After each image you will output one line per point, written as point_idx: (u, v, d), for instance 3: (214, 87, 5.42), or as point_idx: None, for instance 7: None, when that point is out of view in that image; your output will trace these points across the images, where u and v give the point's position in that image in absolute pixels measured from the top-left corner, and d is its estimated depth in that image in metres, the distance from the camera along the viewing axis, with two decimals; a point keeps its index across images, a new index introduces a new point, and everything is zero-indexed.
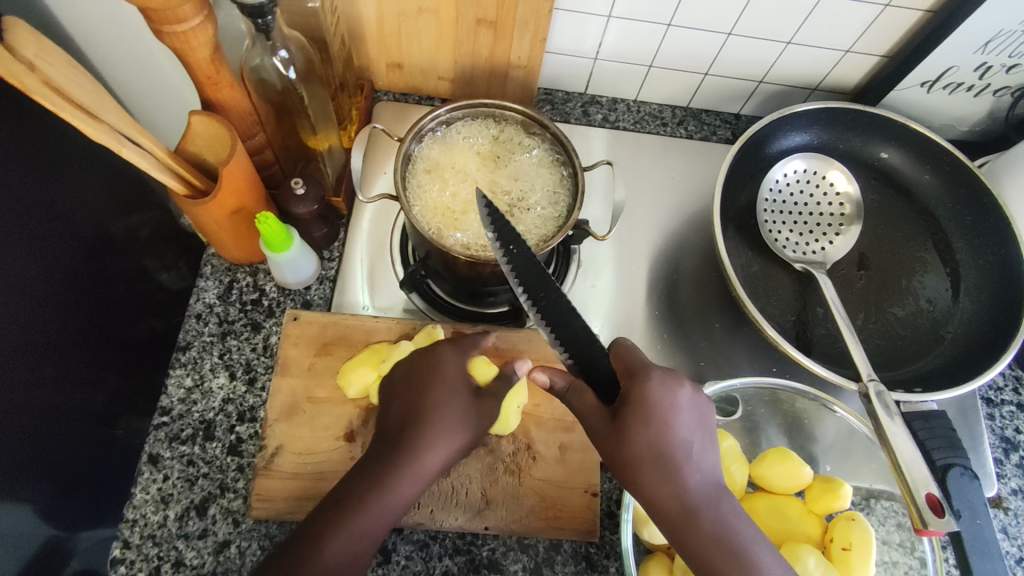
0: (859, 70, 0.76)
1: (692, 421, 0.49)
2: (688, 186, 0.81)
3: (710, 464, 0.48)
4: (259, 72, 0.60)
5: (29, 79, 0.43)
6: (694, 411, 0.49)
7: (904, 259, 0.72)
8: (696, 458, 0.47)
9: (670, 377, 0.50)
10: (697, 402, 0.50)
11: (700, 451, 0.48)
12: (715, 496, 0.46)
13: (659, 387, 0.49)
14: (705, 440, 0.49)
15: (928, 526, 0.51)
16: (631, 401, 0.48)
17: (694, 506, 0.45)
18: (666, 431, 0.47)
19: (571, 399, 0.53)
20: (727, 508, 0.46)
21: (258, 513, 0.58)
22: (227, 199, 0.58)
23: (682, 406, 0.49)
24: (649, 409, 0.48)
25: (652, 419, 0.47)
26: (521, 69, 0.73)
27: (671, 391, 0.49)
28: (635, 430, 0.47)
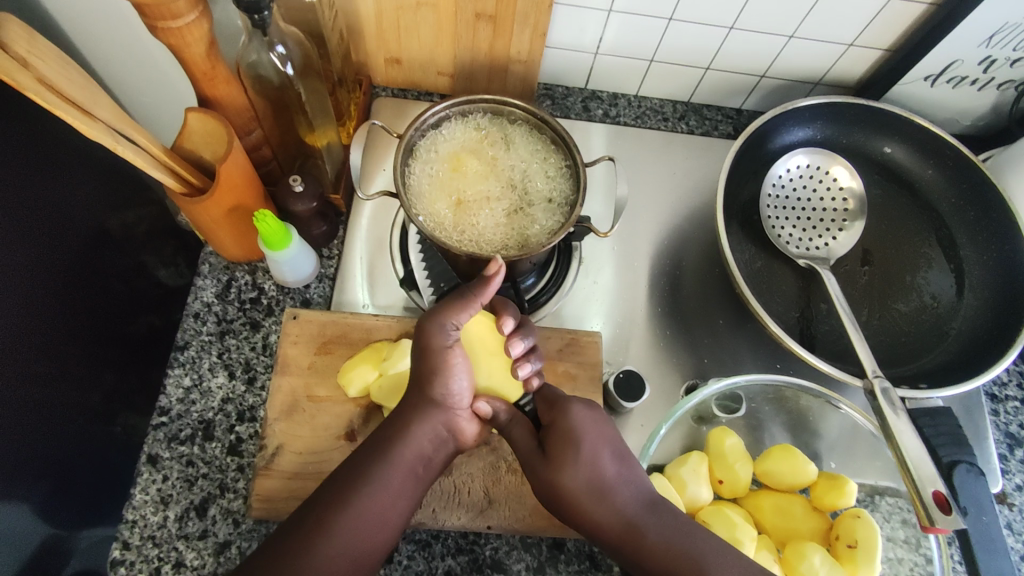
0: (862, 63, 0.76)
1: (612, 444, 0.54)
2: (690, 181, 0.80)
3: (637, 479, 0.53)
4: (256, 68, 0.59)
5: (21, 77, 0.42)
6: (612, 432, 0.55)
7: (907, 255, 0.71)
8: (625, 477, 0.52)
9: (587, 405, 0.56)
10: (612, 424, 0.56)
11: (626, 470, 0.53)
12: (648, 507, 0.51)
13: (580, 413, 0.54)
14: (628, 459, 0.54)
15: (936, 524, 0.50)
16: (558, 430, 0.54)
17: (631, 522, 0.50)
18: (593, 456, 0.52)
19: (513, 430, 0.56)
20: (665, 513, 0.51)
21: (259, 514, 0.57)
22: (225, 197, 0.57)
23: (601, 429, 0.54)
24: (574, 437, 0.53)
25: (577, 447, 0.53)
26: (521, 64, 0.72)
27: (592, 418, 0.55)
28: (563, 459, 0.52)
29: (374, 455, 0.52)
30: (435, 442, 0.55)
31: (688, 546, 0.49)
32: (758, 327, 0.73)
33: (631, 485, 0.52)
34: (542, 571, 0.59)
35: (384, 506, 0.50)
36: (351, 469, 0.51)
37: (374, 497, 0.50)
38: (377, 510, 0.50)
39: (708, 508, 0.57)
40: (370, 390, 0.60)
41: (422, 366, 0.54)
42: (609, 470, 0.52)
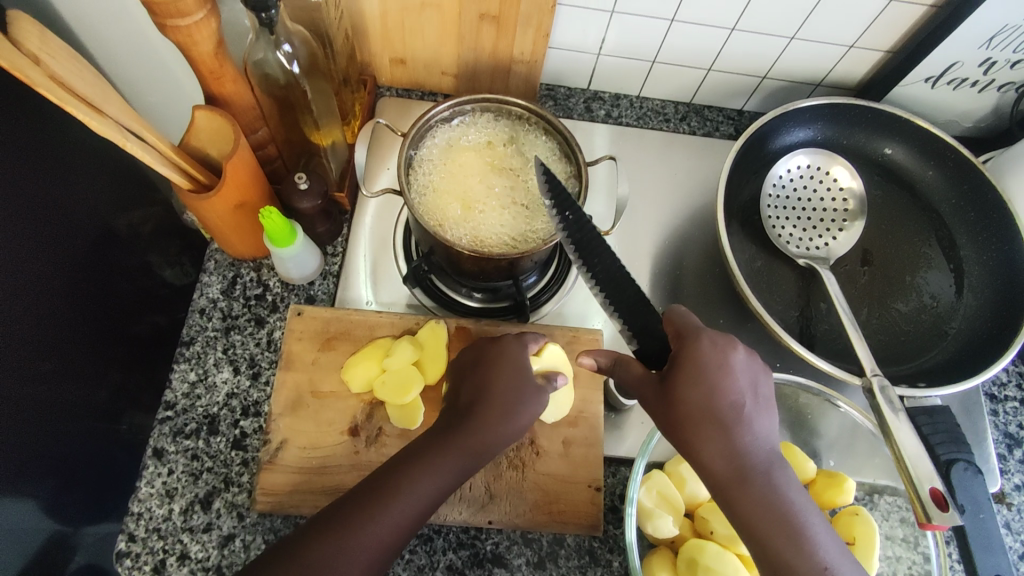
0: (863, 65, 0.76)
1: (745, 383, 0.48)
2: (692, 181, 0.81)
3: (764, 426, 0.47)
4: (263, 67, 0.60)
5: (34, 74, 0.43)
6: (747, 373, 0.49)
7: (907, 255, 0.72)
8: (752, 420, 0.47)
9: (722, 339, 0.49)
10: (751, 365, 0.49)
11: (754, 413, 0.47)
12: (771, 459, 0.46)
13: (715, 347, 0.48)
14: (761, 403, 0.48)
15: (932, 521, 0.50)
16: (683, 360, 0.48)
17: (747, 468, 0.45)
18: (719, 392, 0.47)
19: (619, 371, 0.53)
20: (780, 472, 0.45)
21: (263, 507, 0.58)
22: (231, 193, 0.58)
23: (735, 368, 0.48)
24: (704, 371, 0.48)
25: (702, 380, 0.47)
26: (524, 64, 0.73)
27: (722, 353, 0.48)
28: (684, 391, 0.47)
29: (397, 479, 0.49)
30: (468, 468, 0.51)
31: (798, 509, 0.44)
32: (758, 326, 0.73)
33: (760, 429, 0.47)
34: (543, 566, 0.60)
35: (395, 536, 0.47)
36: (369, 491, 0.48)
37: (384, 530, 0.46)
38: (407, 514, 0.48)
39: (708, 504, 0.57)
40: (373, 385, 0.61)
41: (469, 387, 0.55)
42: (733, 408, 0.47)
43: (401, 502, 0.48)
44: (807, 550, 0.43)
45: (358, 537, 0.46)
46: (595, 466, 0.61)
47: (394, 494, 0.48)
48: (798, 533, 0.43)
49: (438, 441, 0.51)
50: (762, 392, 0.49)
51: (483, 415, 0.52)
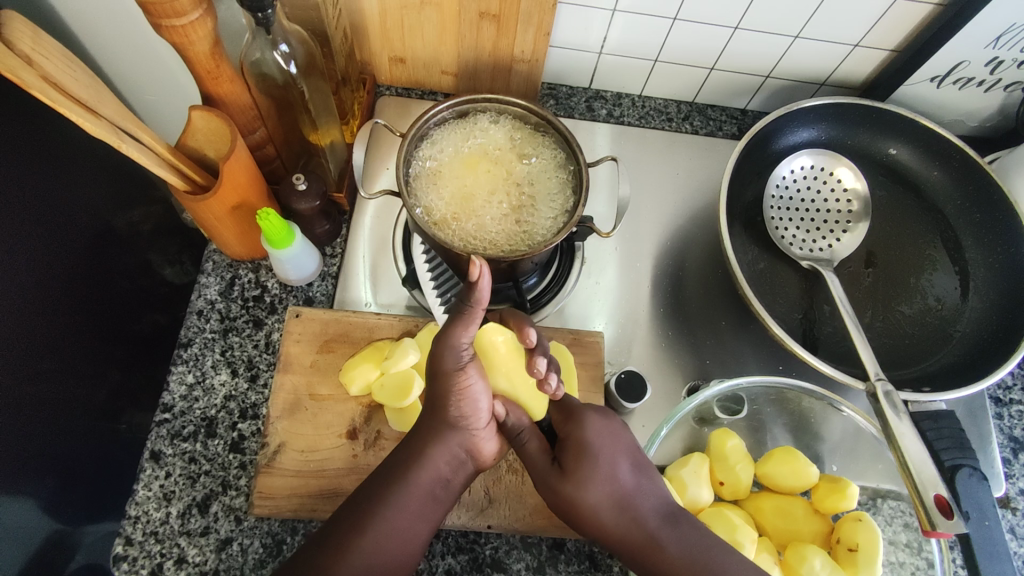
0: (867, 64, 0.75)
1: (628, 456, 0.54)
2: (694, 181, 0.80)
3: (653, 487, 0.53)
4: (260, 66, 0.59)
5: (26, 74, 0.42)
6: (625, 443, 0.55)
7: (912, 257, 0.71)
8: (642, 487, 0.53)
9: (602, 414, 0.56)
10: (626, 432, 0.56)
11: (642, 479, 0.54)
12: (667, 519, 0.51)
13: (598, 423, 0.55)
14: (641, 466, 0.54)
15: (937, 528, 0.49)
16: (572, 441, 0.54)
17: (653, 533, 0.50)
18: (613, 465, 0.53)
19: (520, 443, 0.56)
20: (685, 524, 0.51)
21: (261, 511, 0.58)
22: (228, 195, 0.57)
23: (616, 437, 0.55)
24: (596, 449, 0.53)
25: (595, 459, 0.53)
26: (525, 63, 0.72)
27: (607, 427, 0.55)
28: (585, 477, 0.52)
29: (366, 513, 0.50)
30: (453, 464, 0.54)
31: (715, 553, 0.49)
32: (761, 328, 0.73)
33: (649, 493, 0.53)
34: (542, 571, 0.59)
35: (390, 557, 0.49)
36: (355, 512, 0.50)
37: (366, 563, 0.47)
38: (402, 534, 0.50)
39: (709, 509, 0.57)
40: (372, 388, 0.61)
41: (437, 390, 0.53)
42: (627, 477, 0.53)
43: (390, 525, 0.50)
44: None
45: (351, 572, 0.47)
46: None
47: (370, 521, 0.49)
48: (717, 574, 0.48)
49: (391, 477, 0.52)
50: (640, 459, 0.55)
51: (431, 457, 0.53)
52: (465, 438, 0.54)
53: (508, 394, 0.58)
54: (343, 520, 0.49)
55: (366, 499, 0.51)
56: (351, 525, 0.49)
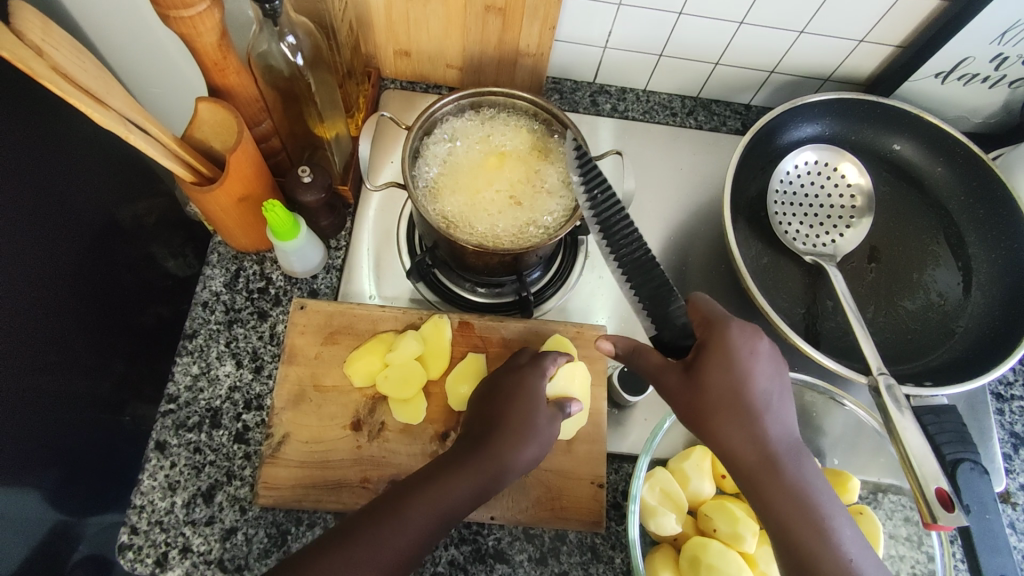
0: (872, 60, 0.75)
1: (770, 372, 0.49)
2: (698, 176, 0.80)
3: (785, 416, 0.49)
4: (267, 58, 0.59)
5: (36, 66, 0.42)
6: (768, 365, 0.50)
7: (915, 253, 0.71)
8: (775, 407, 0.48)
9: (748, 330, 0.50)
10: (772, 361, 0.50)
11: (778, 402, 0.49)
12: (790, 448, 0.47)
13: (740, 343, 0.50)
14: (782, 394, 0.49)
15: (938, 521, 0.50)
16: (709, 348, 0.50)
17: (770, 456, 0.46)
18: (746, 382, 0.48)
19: (635, 361, 0.54)
20: (806, 461, 0.47)
21: (265, 501, 0.58)
22: (234, 187, 0.57)
23: (756, 360, 0.49)
24: (730, 364, 0.49)
25: (727, 368, 0.49)
26: (530, 57, 0.72)
27: (751, 347, 0.50)
28: (711, 383, 0.49)
29: (431, 479, 0.49)
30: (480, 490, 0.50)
31: (824, 499, 0.45)
32: (764, 323, 0.73)
33: (780, 420, 0.48)
34: (544, 562, 0.60)
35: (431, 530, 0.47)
36: (429, 471, 0.50)
37: (425, 517, 0.47)
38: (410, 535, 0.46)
39: (710, 502, 0.57)
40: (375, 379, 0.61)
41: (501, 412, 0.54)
42: (759, 398, 0.48)
43: (446, 496, 0.48)
44: (833, 539, 0.44)
45: (401, 520, 0.46)
46: (598, 463, 0.61)
47: (429, 484, 0.49)
48: (822, 519, 0.45)
49: (468, 452, 0.52)
50: (781, 381, 0.50)
51: (503, 442, 0.52)
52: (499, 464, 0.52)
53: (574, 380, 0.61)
54: (414, 476, 0.50)
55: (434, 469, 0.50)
56: (418, 480, 0.49)
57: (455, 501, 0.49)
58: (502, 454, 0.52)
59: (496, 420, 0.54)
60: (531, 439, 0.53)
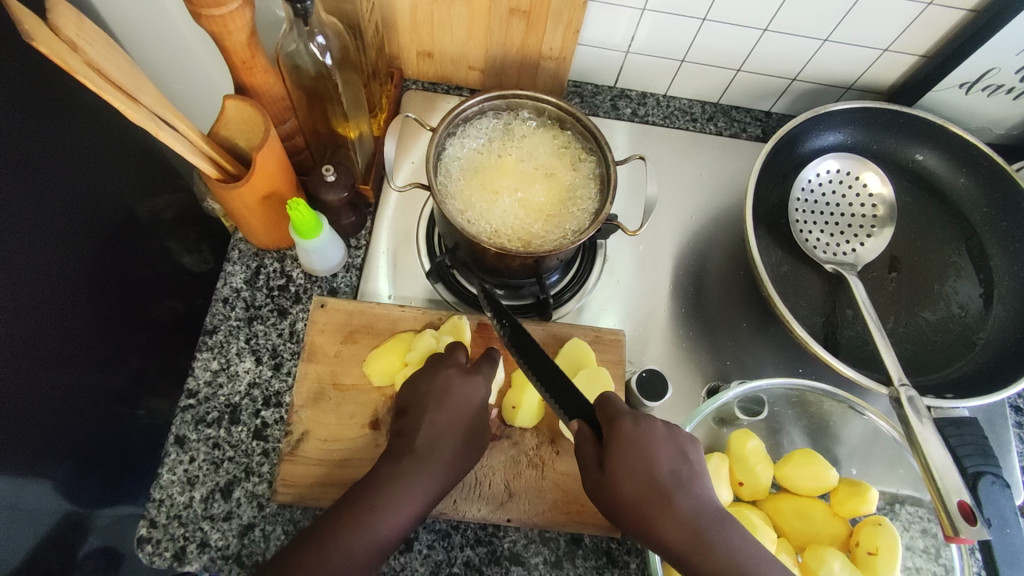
0: (896, 69, 0.75)
1: (675, 454, 0.49)
2: (717, 182, 0.80)
3: (704, 491, 0.48)
4: (294, 58, 0.60)
5: (72, 60, 0.43)
6: (671, 444, 0.50)
7: (936, 263, 0.71)
8: (688, 486, 0.47)
9: (643, 417, 0.50)
10: (673, 437, 0.50)
11: (692, 482, 0.48)
12: (717, 516, 0.46)
13: (637, 426, 0.49)
14: (693, 468, 0.49)
15: (960, 534, 0.49)
16: (616, 441, 0.49)
17: (702, 531, 0.45)
18: (653, 465, 0.48)
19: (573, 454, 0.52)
20: (733, 531, 0.45)
21: (283, 498, 0.58)
22: (259, 185, 0.58)
23: (658, 439, 0.49)
24: (635, 449, 0.48)
25: (635, 459, 0.48)
26: (552, 60, 0.73)
27: (650, 431, 0.49)
28: (623, 476, 0.47)
29: (375, 501, 0.50)
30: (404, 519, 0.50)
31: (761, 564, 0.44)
32: (781, 330, 0.73)
33: (698, 495, 0.47)
34: (560, 566, 0.60)
35: (377, 556, 0.49)
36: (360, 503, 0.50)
37: (367, 551, 0.48)
38: None
39: (729, 510, 0.57)
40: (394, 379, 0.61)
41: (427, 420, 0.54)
42: (668, 478, 0.48)
43: (390, 526, 0.49)
44: None
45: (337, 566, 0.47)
46: None
47: (372, 518, 0.49)
48: None
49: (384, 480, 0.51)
50: (691, 461, 0.49)
51: (440, 459, 0.53)
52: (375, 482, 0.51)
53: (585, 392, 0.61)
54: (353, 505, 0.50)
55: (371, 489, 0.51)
56: (353, 514, 0.49)
57: (405, 521, 0.50)
58: (430, 474, 0.52)
59: (445, 428, 0.54)
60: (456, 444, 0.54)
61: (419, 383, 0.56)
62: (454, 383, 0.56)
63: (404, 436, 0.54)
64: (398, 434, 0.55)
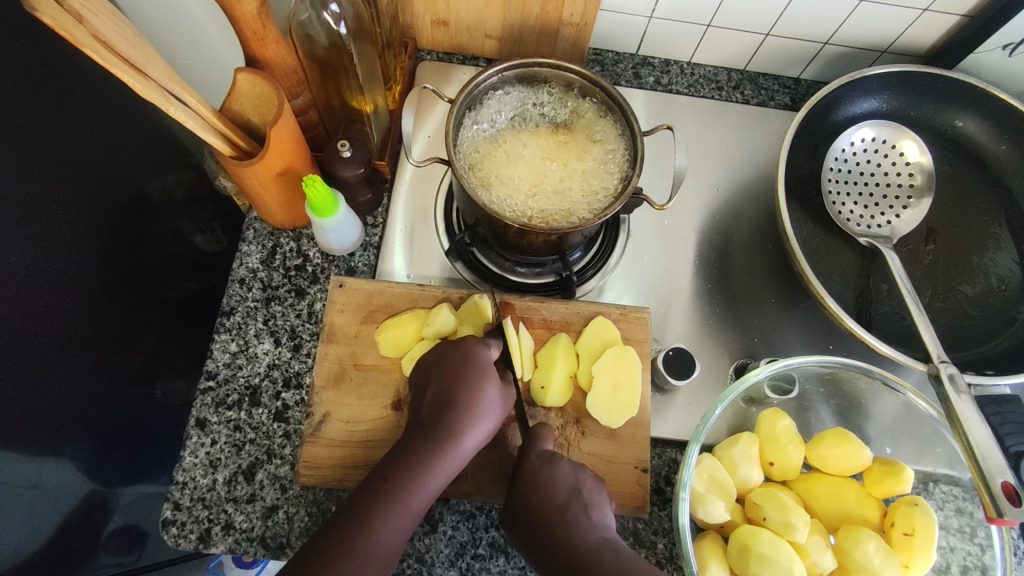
0: (936, 29, 0.71)
1: (569, 486, 0.51)
2: (744, 152, 0.77)
3: (595, 522, 0.50)
4: (307, 28, 0.57)
5: (78, 32, 0.40)
6: (571, 478, 0.52)
7: (975, 235, 0.68)
8: (580, 515, 0.50)
9: (548, 454, 0.53)
10: (576, 472, 0.53)
11: (585, 513, 0.50)
12: (600, 545, 0.48)
13: (539, 463, 0.53)
14: (589, 501, 0.51)
15: (1004, 516, 0.48)
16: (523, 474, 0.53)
17: (578, 557, 0.47)
18: (547, 496, 0.51)
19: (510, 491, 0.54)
20: (606, 555, 0.47)
21: (306, 480, 0.58)
22: (274, 161, 0.56)
23: (558, 473, 0.52)
24: (534, 483, 0.52)
25: (529, 488, 0.52)
26: (573, 27, 0.69)
27: (549, 467, 0.52)
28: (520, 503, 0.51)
29: (394, 479, 0.49)
30: (432, 496, 0.50)
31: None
32: (811, 306, 0.71)
33: (587, 526, 0.50)
34: None
35: (401, 533, 0.48)
36: (372, 493, 0.48)
37: (391, 533, 0.47)
38: None
39: (759, 490, 0.56)
40: (404, 352, 0.61)
41: (446, 393, 0.53)
42: (557, 511, 0.50)
43: (414, 500, 0.49)
44: None
45: (352, 546, 0.46)
46: (641, 447, 0.59)
47: (394, 495, 0.48)
48: None
49: (418, 452, 0.50)
50: (592, 495, 0.52)
51: (455, 429, 0.52)
52: (400, 453, 0.51)
53: (606, 374, 0.60)
54: (372, 487, 0.49)
55: (386, 470, 0.50)
56: (377, 497, 0.48)
57: (426, 497, 0.50)
58: (462, 441, 0.52)
59: (457, 400, 0.53)
60: (486, 415, 0.54)
61: (429, 363, 0.57)
62: (474, 352, 0.56)
63: (417, 413, 0.55)
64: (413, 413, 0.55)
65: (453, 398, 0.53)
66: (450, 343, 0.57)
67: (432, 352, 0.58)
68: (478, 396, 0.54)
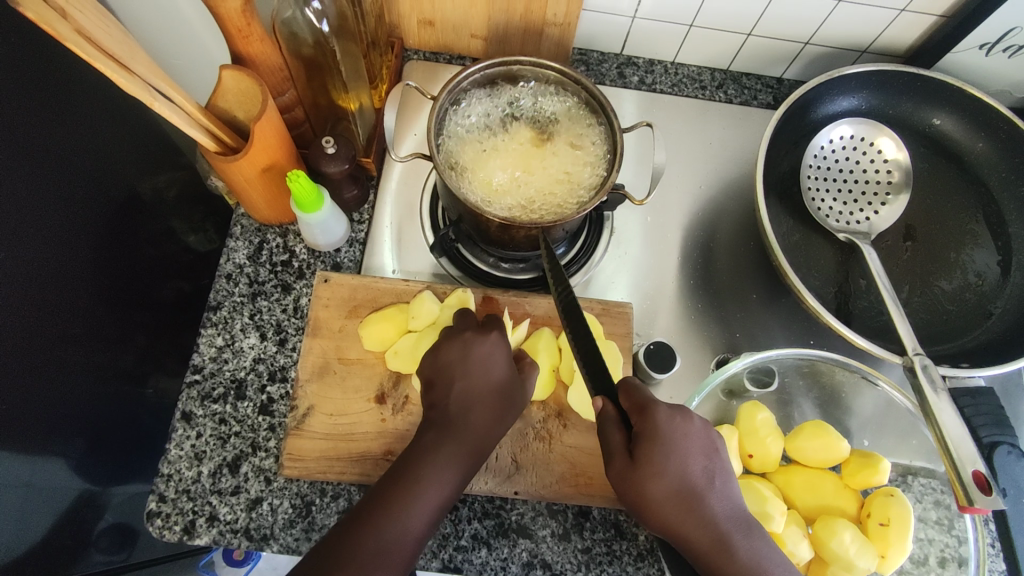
0: (913, 30, 0.72)
1: (704, 450, 0.48)
2: (727, 150, 0.78)
3: (729, 490, 0.48)
4: (290, 26, 0.58)
5: (61, 27, 0.41)
6: (703, 437, 0.49)
7: (952, 232, 0.69)
8: (717, 489, 0.47)
9: (676, 410, 0.48)
10: (706, 431, 0.49)
11: (719, 482, 0.48)
12: (734, 520, 0.46)
13: (673, 417, 0.48)
14: (717, 466, 0.48)
15: (975, 504, 0.49)
16: (648, 436, 0.46)
17: (720, 535, 0.45)
18: (688, 461, 0.47)
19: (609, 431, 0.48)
20: (755, 535, 0.46)
21: (290, 473, 0.58)
22: (259, 156, 0.57)
23: (692, 433, 0.48)
24: (666, 441, 0.47)
25: (670, 455, 0.46)
26: (556, 27, 0.70)
27: (683, 425, 0.48)
28: (654, 473, 0.46)
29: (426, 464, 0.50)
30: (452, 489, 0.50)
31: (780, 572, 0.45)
32: (793, 301, 0.72)
33: (723, 495, 0.47)
34: (567, 538, 0.59)
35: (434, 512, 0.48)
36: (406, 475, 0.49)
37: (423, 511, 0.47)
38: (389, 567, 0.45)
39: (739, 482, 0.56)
40: (388, 346, 0.62)
41: (465, 389, 0.54)
42: (702, 476, 0.47)
43: (435, 485, 0.49)
44: None
45: (389, 530, 0.46)
46: None
47: (423, 480, 0.49)
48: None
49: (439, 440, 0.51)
50: (718, 459, 0.49)
51: (472, 424, 0.52)
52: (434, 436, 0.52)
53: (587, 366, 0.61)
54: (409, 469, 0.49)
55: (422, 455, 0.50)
56: (417, 477, 0.49)
57: (450, 484, 0.50)
58: (474, 435, 0.52)
59: (474, 395, 0.54)
60: (502, 411, 0.54)
61: (450, 358, 0.56)
62: (493, 347, 0.56)
63: (443, 402, 0.54)
64: (437, 403, 0.54)
65: (471, 394, 0.54)
66: (473, 338, 0.57)
67: (453, 344, 0.57)
68: (489, 390, 0.54)
